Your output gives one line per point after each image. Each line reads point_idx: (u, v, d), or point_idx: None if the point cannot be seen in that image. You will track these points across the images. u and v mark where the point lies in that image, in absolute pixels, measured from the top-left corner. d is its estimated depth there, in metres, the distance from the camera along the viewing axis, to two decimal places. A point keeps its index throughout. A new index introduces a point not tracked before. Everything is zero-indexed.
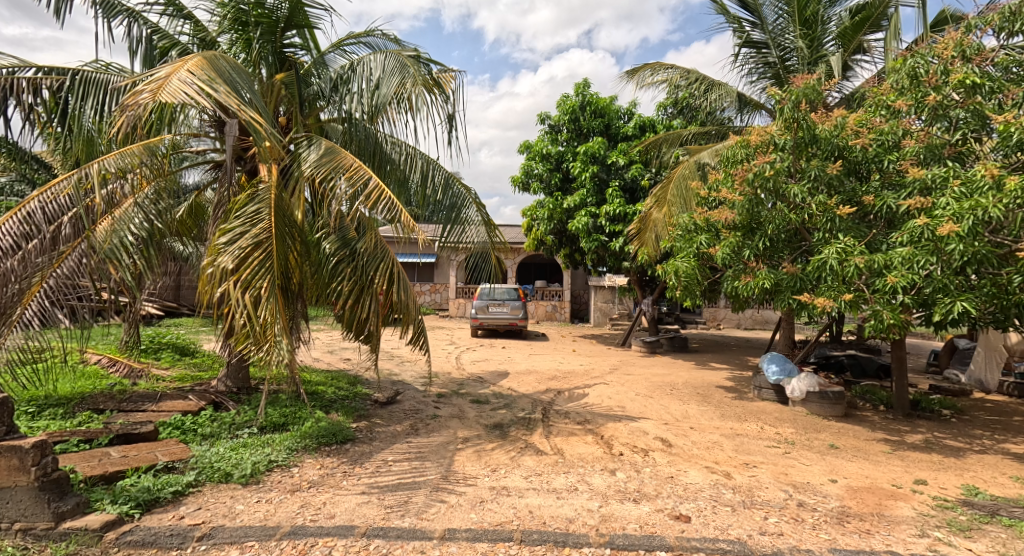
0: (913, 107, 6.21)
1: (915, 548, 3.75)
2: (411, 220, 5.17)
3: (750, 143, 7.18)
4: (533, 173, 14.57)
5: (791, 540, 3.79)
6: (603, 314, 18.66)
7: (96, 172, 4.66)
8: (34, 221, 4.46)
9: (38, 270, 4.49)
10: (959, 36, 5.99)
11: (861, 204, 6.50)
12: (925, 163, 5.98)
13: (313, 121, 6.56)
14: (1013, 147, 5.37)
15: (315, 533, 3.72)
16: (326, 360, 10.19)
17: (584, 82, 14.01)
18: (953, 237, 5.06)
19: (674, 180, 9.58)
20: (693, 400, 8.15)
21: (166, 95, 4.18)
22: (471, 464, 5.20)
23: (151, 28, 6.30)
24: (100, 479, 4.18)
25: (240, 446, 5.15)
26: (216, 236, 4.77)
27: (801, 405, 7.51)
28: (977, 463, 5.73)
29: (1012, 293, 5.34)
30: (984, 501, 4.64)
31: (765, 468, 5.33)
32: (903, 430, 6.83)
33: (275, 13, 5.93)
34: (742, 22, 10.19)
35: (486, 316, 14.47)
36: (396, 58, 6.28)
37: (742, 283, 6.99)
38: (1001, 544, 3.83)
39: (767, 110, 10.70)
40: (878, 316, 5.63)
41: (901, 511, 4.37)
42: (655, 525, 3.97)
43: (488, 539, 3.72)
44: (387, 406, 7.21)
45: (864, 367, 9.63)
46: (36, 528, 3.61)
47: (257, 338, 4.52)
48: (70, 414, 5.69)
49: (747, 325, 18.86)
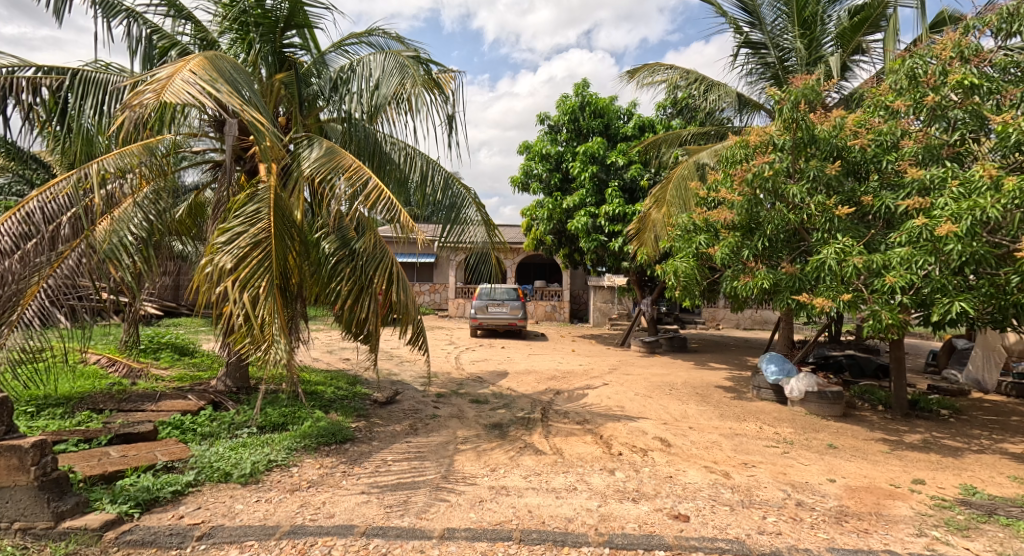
0: (911, 108, 6.24)
1: (912, 547, 3.77)
2: (410, 220, 5.18)
3: (749, 143, 7.17)
4: (532, 173, 14.60)
5: (789, 540, 3.80)
6: (602, 314, 18.67)
7: (96, 172, 4.66)
8: (33, 221, 4.46)
9: (37, 270, 4.49)
10: (957, 36, 6.01)
11: (860, 204, 6.52)
12: (924, 164, 5.99)
13: (313, 121, 6.55)
14: (1011, 148, 5.38)
15: (314, 533, 3.73)
16: (325, 360, 10.19)
17: (583, 82, 14.03)
18: (951, 237, 5.07)
19: (673, 181, 9.59)
20: (692, 400, 8.15)
21: (170, 95, 4.19)
22: (470, 464, 5.21)
23: (150, 27, 6.29)
24: (99, 479, 4.18)
25: (239, 446, 5.15)
26: (216, 236, 4.77)
27: (800, 405, 7.52)
28: (975, 463, 5.73)
29: (1010, 293, 5.34)
30: (982, 501, 4.65)
31: (764, 468, 5.33)
32: (901, 430, 6.84)
33: (275, 13, 5.93)
34: (742, 23, 10.20)
35: (485, 316, 14.48)
36: (396, 58, 6.29)
37: (741, 283, 6.99)
38: (999, 543, 3.84)
39: (767, 110, 10.71)
40: (876, 316, 5.64)
41: (899, 511, 4.38)
42: (654, 524, 3.98)
43: (487, 539, 3.72)
44: (386, 406, 7.21)
45: (863, 367, 9.65)
46: (35, 527, 3.61)
47: (256, 338, 4.52)
48: (69, 414, 5.69)
49: (746, 325, 18.89)
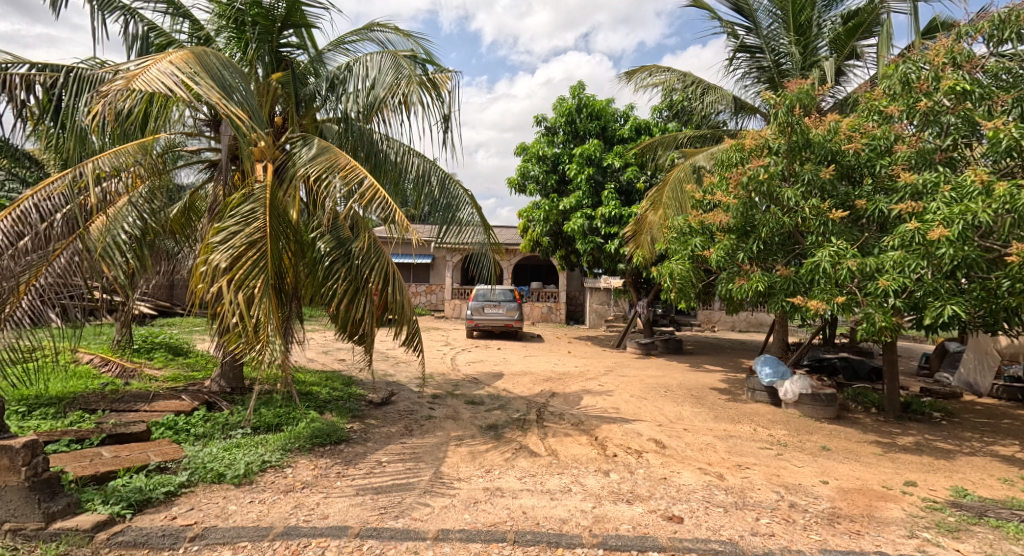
0: (904, 113, 6.32)
1: (904, 548, 3.79)
2: (404, 220, 5.15)
3: (744, 147, 7.16)
4: (529, 175, 14.62)
5: (782, 541, 3.82)
6: (598, 315, 18.73)
7: (91, 171, 4.58)
8: (27, 220, 4.35)
9: (30, 268, 4.43)
10: (950, 43, 6.08)
11: (854, 208, 6.55)
12: (917, 168, 6.05)
13: (308, 121, 6.57)
14: (1002, 154, 5.44)
15: (308, 534, 3.73)
16: (320, 361, 10.19)
17: (580, 84, 14.10)
18: (943, 241, 5.14)
19: (669, 184, 9.64)
20: (687, 401, 8.21)
21: (140, 84, 4.11)
22: (465, 465, 5.22)
23: (146, 24, 6.32)
24: (91, 480, 4.16)
25: (233, 447, 5.15)
26: (211, 235, 4.79)
27: (794, 407, 7.56)
28: (966, 464, 5.79)
29: (1001, 296, 5.39)
30: (972, 502, 4.70)
31: (758, 469, 5.38)
32: (893, 432, 6.87)
33: (272, 12, 5.85)
34: (736, 28, 10.26)
35: (481, 316, 14.48)
36: (392, 58, 6.26)
37: (736, 285, 7.02)
38: (989, 545, 3.87)
39: (762, 114, 10.83)
40: (869, 319, 5.64)
41: (892, 512, 4.42)
42: (648, 526, 4.00)
43: (482, 540, 3.73)
44: (382, 406, 7.23)
45: (856, 370, 9.69)
46: (25, 528, 3.59)
47: (249, 339, 4.51)
48: (60, 414, 5.64)
49: (741, 327, 19.03)
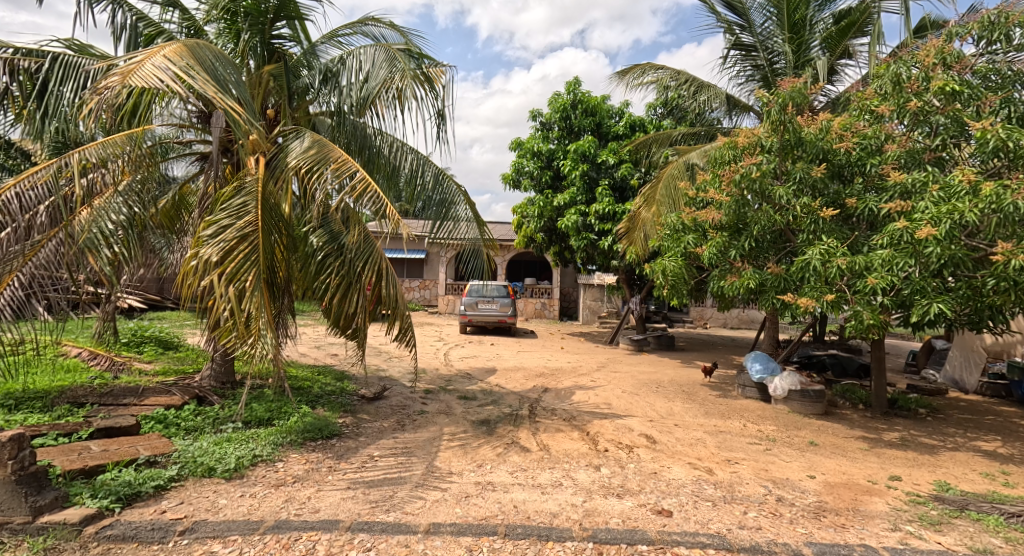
0: (895, 113, 6.35)
1: (887, 541, 3.86)
2: (395, 214, 5.11)
3: (737, 144, 7.26)
4: (523, 171, 14.64)
5: (768, 534, 3.88)
6: (592, 312, 18.86)
7: (76, 161, 4.54)
8: (9, 210, 4.32)
9: (12, 258, 4.46)
10: (940, 44, 6.18)
11: (844, 207, 6.60)
12: (906, 167, 6.12)
13: (302, 114, 6.59)
14: (989, 154, 5.52)
15: (299, 527, 3.75)
16: (313, 355, 10.17)
17: (574, 80, 14.07)
18: (931, 240, 5.20)
19: (663, 180, 9.68)
20: (678, 397, 8.27)
21: (137, 80, 4.06)
22: (457, 460, 5.24)
23: (135, 14, 6.26)
24: (79, 473, 4.16)
25: (224, 441, 5.15)
26: (202, 228, 4.77)
27: (783, 403, 7.66)
28: (949, 460, 5.88)
29: (986, 295, 5.48)
30: (955, 496, 4.77)
31: (746, 464, 5.43)
32: (880, 427, 6.97)
33: (263, 3, 5.86)
34: (732, 26, 10.28)
35: (475, 312, 14.46)
36: (385, 50, 6.18)
37: (727, 282, 7.10)
38: (969, 537, 3.96)
39: (755, 113, 10.91)
40: (857, 316, 5.73)
41: (877, 506, 4.49)
42: (637, 519, 4.04)
43: (472, 533, 3.76)
44: (375, 401, 7.22)
45: (845, 367, 9.78)
46: (12, 522, 3.57)
47: (241, 332, 4.50)
48: (49, 406, 5.68)
49: (733, 324, 19.27)
